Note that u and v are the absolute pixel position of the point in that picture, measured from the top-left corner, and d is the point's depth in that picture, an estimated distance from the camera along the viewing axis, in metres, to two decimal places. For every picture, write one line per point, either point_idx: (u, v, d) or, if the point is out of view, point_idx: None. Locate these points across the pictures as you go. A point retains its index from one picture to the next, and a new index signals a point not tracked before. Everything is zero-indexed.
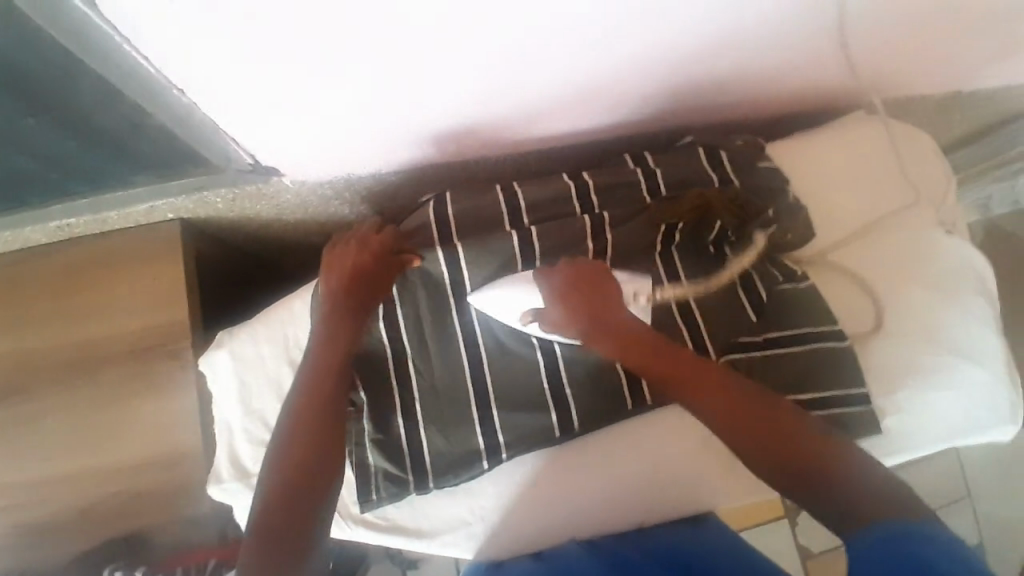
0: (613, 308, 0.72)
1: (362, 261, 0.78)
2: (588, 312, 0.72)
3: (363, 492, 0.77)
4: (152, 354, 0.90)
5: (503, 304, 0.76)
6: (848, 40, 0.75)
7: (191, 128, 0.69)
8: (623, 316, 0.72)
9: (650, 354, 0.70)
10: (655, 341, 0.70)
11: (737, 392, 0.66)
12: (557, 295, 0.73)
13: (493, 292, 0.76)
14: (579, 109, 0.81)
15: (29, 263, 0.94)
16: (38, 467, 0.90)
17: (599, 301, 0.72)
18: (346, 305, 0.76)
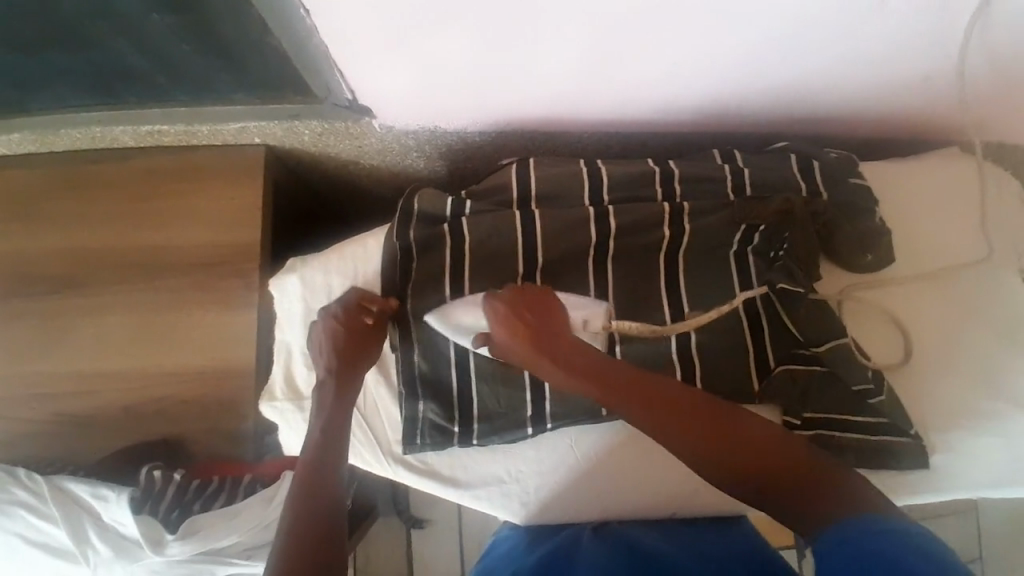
0: (557, 333, 0.71)
1: (342, 332, 0.75)
2: (538, 342, 0.70)
3: (410, 433, 0.79)
4: (220, 270, 0.93)
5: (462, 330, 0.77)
6: (967, 70, 0.73)
7: (305, 53, 0.71)
8: (567, 340, 0.71)
9: (600, 374, 0.68)
10: (604, 363, 0.69)
11: (678, 404, 0.65)
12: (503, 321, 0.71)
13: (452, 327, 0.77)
14: (679, 96, 0.80)
15: (115, 164, 0.97)
16: (98, 359, 0.94)
17: (544, 325, 0.71)
18: (340, 362, 0.74)
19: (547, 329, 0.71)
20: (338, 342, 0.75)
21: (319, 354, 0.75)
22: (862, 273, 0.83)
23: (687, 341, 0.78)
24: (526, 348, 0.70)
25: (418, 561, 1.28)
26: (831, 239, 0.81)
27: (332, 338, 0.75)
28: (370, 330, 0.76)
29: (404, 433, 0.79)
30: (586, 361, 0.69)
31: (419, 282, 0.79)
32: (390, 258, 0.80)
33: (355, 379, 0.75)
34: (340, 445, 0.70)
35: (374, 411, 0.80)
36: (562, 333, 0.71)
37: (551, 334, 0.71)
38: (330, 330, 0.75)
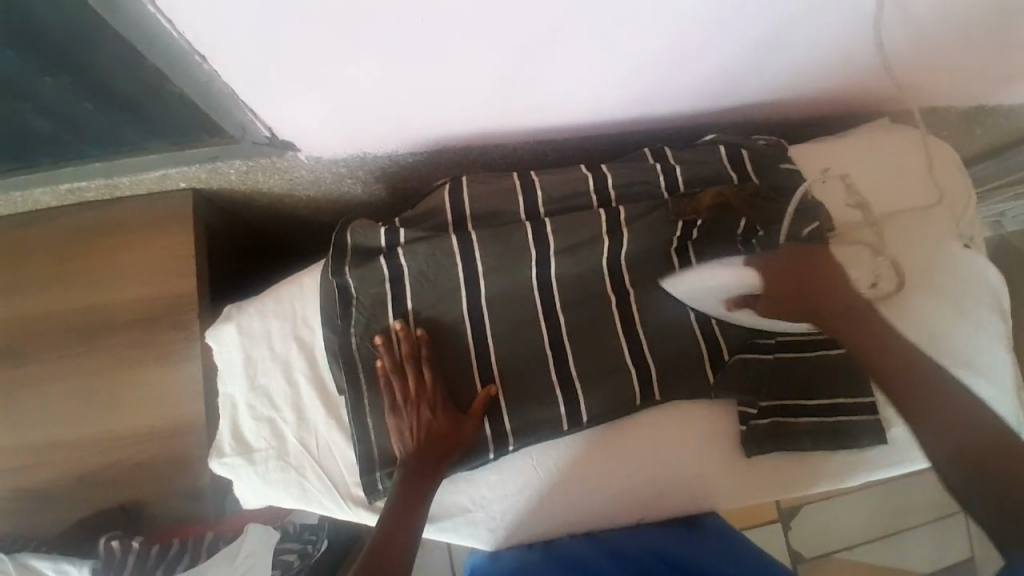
0: (835, 280, 0.74)
1: (423, 416, 0.74)
2: (803, 280, 0.74)
3: (738, 299, 0.76)
4: (158, 324, 0.90)
5: (703, 291, 0.77)
6: (878, 43, 0.74)
7: (211, 98, 0.69)
8: (848, 291, 0.74)
9: (820, 299, 0.73)
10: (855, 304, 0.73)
11: (890, 341, 0.71)
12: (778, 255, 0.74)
13: (694, 283, 0.77)
14: (603, 97, 0.79)
15: (37, 228, 0.93)
16: (39, 430, 0.90)
17: (819, 272, 0.74)
18: (428, 454, 0.73)
19: (814, 283, 0.74)
20: (428, 426, 0.73)
21: (400, 439, 0.74)
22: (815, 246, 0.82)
23: (638, 345, 0.79)
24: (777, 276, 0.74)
25: None
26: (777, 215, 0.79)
27: (416, 424, 0.74)
28: (449, 429, 0.74)
29: (731, 298, 0.76)
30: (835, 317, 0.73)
31: (364, 319, 0.78)
32: (328, 295, 0.79)
33: (434, 472, 0.73)
34: (416, 531, 0.71)
35: (694, 287, 0.77)
36: (851, 290, 0.74)
37: (820, 287, 0.74)
38: (416, 413, 0.74)
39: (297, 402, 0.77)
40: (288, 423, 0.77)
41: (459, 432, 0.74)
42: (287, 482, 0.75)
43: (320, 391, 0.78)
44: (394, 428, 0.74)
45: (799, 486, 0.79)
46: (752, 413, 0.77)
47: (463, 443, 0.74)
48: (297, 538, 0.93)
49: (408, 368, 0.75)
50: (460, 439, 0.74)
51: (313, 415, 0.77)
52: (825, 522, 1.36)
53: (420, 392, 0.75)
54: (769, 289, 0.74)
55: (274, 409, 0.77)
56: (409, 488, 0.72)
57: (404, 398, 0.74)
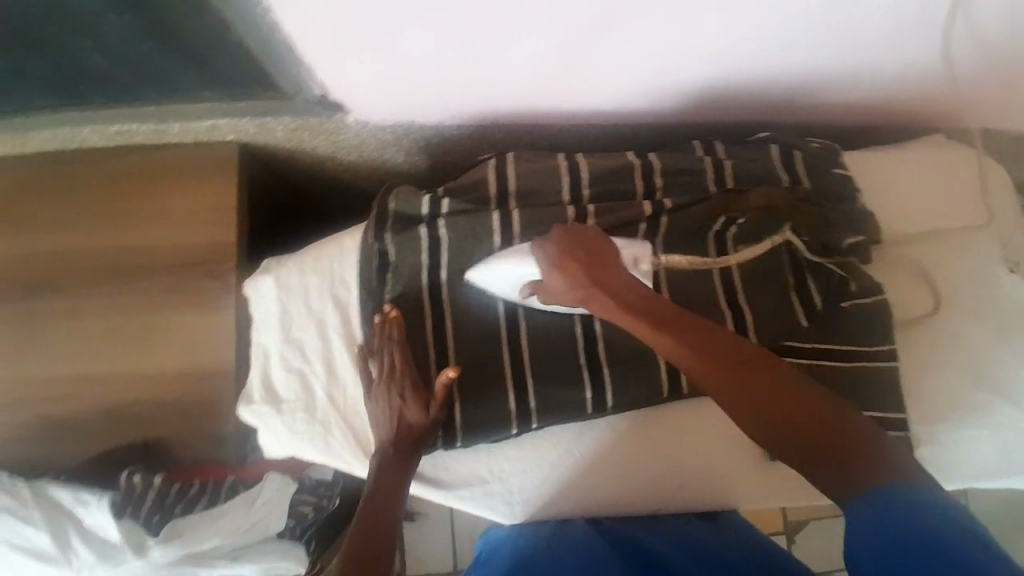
0: (616, 274, 0.67)
1: (397, 402, 0.74)
2: (592, 282, 0.67)
3: (529, 285, 0.74)
4: (197, 271, 0.91)
5: (501, 280, 0.76)
6: (945, 57, 0.72)
7: (272, 50, 0.69)
8: (633, 286, 0.67)
9: (608, 284, 0.67)
10: (646, 297, 0.66)
11: (700, 339, 0.64)
12: (557, 255, 0.68)
13: (490, 271, 0.76)
14: (658, 86, 0.78)
15: (86, 164, 0.95)
16: (74, 362, 0.92)
17: (602, 268, 0.68)
18: (402, 440, 0.74)
19: (598, 267, 0.68)
20: (404, 413, 0.74)
21: (380, 421, 0.75)
22: (860, 258, 0.79)
23: None
24: (564, 282, 0.68)
25: (411, 559, 1.28)
26: (823, 220, 0.78)
27: (395, 408, 0.74)
28: (423, 414, 0.74)
29: (523, 284, 0.75)
30: (632, 302, 0.66)
31: (399, 284, 0.79)
32: (367, 258, 0.79)
33: (409, 461, 0.74)
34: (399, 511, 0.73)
35: (493, 278, 0.76)
36: (636, 284, 0.67)
37: (606, 270, 0.68)
38: (388, 401, 0.74)
39: (327, 359, 0.78)
40: (318, 378, 0.78)
41: (431, 416, 0.75)
42: (311, 436, 0.77)
43: (350, 350, 0.78)
44: (371, 413, 0.75)
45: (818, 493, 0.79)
46: None
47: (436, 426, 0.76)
48: (314, 492, 0.95)
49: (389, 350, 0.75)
50: (432, 423, 0.75)
51: (343, 373, 0.78)
52: (830, 538, 1.36)
53: (399, 375, 0.75)
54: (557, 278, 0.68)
55: (305, 363, 0.78)
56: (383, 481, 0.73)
57: (385, 381, 0.74)
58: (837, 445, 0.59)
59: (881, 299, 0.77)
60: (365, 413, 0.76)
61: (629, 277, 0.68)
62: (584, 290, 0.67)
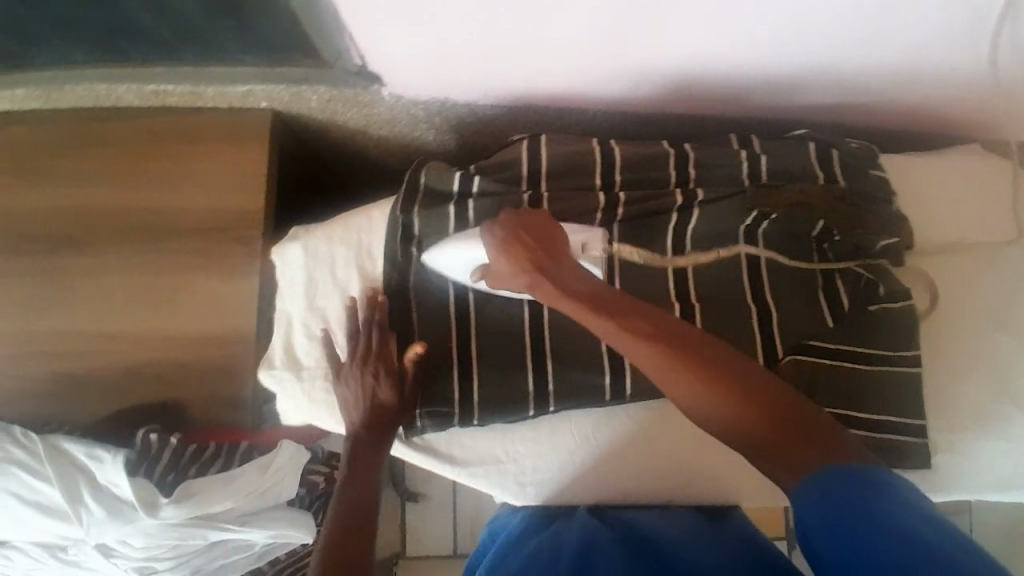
0: (560, 268, 0.66)
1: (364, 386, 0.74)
2: (539, 267, 0.66)
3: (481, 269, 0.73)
4: (223, 235, 0.92)
5: (453, 263, 0.75)
6: (996, 63, 0.71)
7: (316, 14, 0.69)
8: (581, 275, 0.66)
9: (553, 271, 0.66)
10: (595, 285, 0.65)
11: (647, 326, 0.60)
12: (504, 242, 0.68)
13: (445, 253, 0.75)
14: (698, 76, 0.77)
15: (120, 123, 0.95)
16: (97, 318, 0.93)
17: (551, 255, 0.67)
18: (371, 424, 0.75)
19: (547, 256, 0.67)
20: (376, 395, 0.75)
21: (351, 407, 0.75)
22: (892, 260, 0.78)
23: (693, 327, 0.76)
24: (513, 270, 0.68)
25: (413, 538, 1.29)
26: (857, 220, 0.77)
27: (368, 392, 0.75)
28: (393, 396, 0.75)
29: (476, 266, 0.73)
30: (580, 292, 0.64)
31: (425, 262, 0.79)
32: (394, 232, 0.79)
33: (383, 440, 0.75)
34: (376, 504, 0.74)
35: (446, 257, 0.75)
36: (584, 275, 0.66)
37: (551, 258, 0.67)
38: (361, 383, 0.75)
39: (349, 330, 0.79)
40: (339, 347, 0.78)
41: (404, 396, 0.76)
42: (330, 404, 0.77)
43: None
44: (341, 399, 0.76)
45: None
46: None
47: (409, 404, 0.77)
48: (324, 462, 0.95)
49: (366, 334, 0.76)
50: (405, 402, 0.76)
51: None
52: None
53: (373, 357, 0.75)
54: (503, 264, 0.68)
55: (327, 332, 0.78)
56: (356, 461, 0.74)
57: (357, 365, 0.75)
58: (801, 436, 0.54)
59: (909, 304, 0.76)
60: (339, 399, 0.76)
61: (576, 273, 0.66)
62: (531, 276, 0.66)
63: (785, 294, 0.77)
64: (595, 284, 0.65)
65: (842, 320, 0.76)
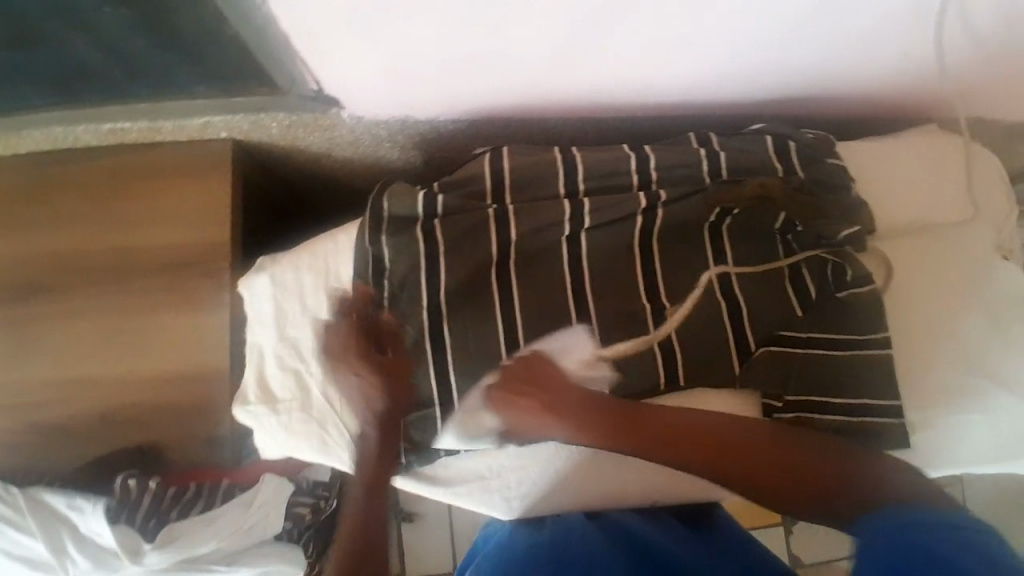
0: (560, 393, 0.70)
1: (364, 379, 0.71)
2: (544, 402, 0.69)
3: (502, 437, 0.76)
4: (188, 272, 0.90)
5: (470, 439, 0.77)
6: (941, 46, 0.72)
7: (266, 44, 0.68)
8: (583, 397, 0.70)
9: (559, 398, 0.69)
10: (599, 407, 0.69)
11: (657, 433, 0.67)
12: (500, 390, 0.70)
13: (457, 436, 0.76)
14: (653, 78, 0.78)
15: (78, 165, 0.94)
16: (67, 366, 0.91)
17: (549, 387, 0.70)
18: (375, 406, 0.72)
19: (546, 388, 0.70)
20: (371, 389, 0.71)
21: (355, 397, 0.72)
22: (856, 244, 0.78)
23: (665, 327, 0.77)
24: (523, 411, 0.70)
25: (411, 559, 1.27)
26: (817, 209, 0.78)
27: (367, 384, 0.71)
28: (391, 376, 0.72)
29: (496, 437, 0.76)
30: (586, 412, 0.69)
31: (396, 286, 0.78)
32: (362, 256, 0.78)
33: (393, 431, 0.72)
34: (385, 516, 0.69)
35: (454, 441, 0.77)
36: (582, 392, 0.71)
37: (551, 389, 0.70)
38: (355, 385, 0.71)
39: None
40: (313, 376, 0.77)
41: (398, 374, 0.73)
42: (307, 434, 0.76)
43: None
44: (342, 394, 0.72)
45: None
46: (777, 406, 0.76)
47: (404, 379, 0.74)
48: (309, 493, 0.92)
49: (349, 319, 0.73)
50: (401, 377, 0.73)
51: None
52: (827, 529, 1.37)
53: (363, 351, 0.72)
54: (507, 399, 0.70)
55: (300, 362, 0.77)
56: (375, 474, 0.70)
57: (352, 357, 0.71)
58: (833, 482, 0.59)
59: (874, 287, 0.77)
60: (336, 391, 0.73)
61: (574, 393, 0.70)
62: (539, 411, 0.69)
63: (754, 287, 0.77)
64: (596, 403, 0.70)
65: (811, 308, 0.77)
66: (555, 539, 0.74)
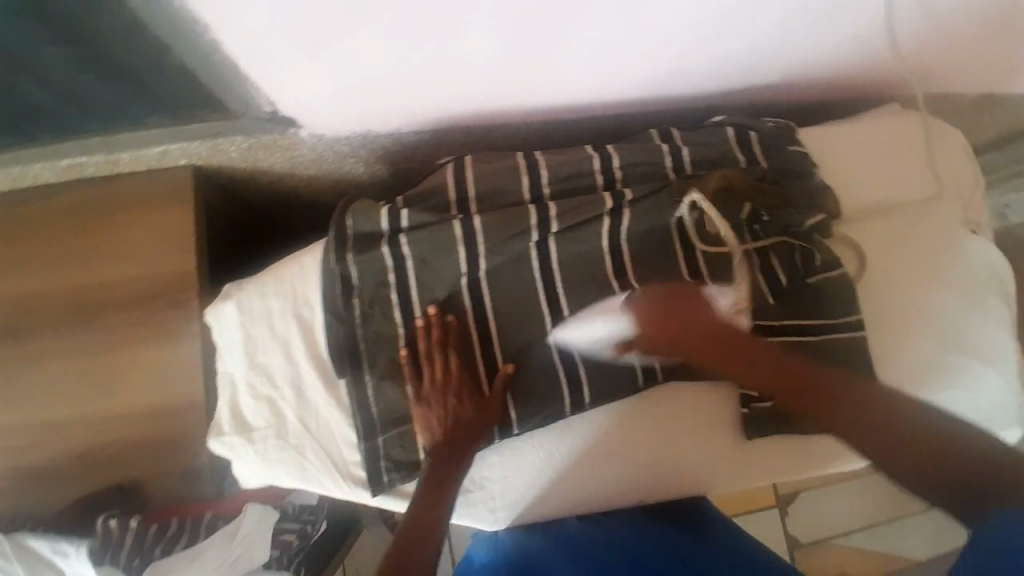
0: (696, 319, 0.72)
1: (450, 404, 0.73)
2: (676, 326, 0.71)
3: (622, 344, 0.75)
4: (157, 302, 0.89)
5: (592, 342, 0.77)
6: (893, 27, 0.72)
7: (215, 71, 0.67)
8: (717, 325, 0.72)
9: (690, 327, 0.71)
10: (730, 335, 0.72)
11: (781, 369, 0.69)
12: (640, 306, 0.73)
13: (575, 334, 0.77)
14: (611, 78, 0.78)
15: (34, 203, 0.92)
16: (35, 410, 0.89)
17: (686, 317, 0.72)
18: (458, 433, 0.73)
19: (683, 315, 0.72)
20: (450, 414, 0.73)
21: (428, 419, 0.73)
22: (823, 230, 0.79)
23: None
24: (655, 332, 0.72)
25: None
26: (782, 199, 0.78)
27: (450, 408, 0.73)
28: (475, 413, 0.74)
29: (617, 342, 0.75)
30: (714, 344, 0.71)
31: (363, 308, 0.76)
32: (328, 277, 0.77)
33: (464, 453, 0.73)
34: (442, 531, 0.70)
35: (577, 340, 0.77)
36: (718, 319, 0.72)
37: (689, 317, 0.72)
38: (439, 409, 0.73)
39: (296, 381, 0.77)
40: (287, 402, 0.76)
41: (484, 413, 0.74)
42: (285, 461, 0.75)
43: (319, 372, 0.77)
44: (422, 413, 0.74)
45: (805, 470, 0.79)
46: (754, 397, 0.76)
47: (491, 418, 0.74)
48: (295, 518, 0.93)
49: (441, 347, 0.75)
50: (484, 414, 0.74)
51: (312, 394, 0.76)
52: (822, 508, 1.37)
53: (452, 378, 0.74)
54: (643, 324, 0.73)
55: (273, 389, 0.76)
56: (435, 476, 0.72)
57: (439, 383, 0.74)
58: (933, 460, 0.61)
59: (842, 271, 0.78)
60: (423, 408, 0.74)
61: (711, 320, 0.72)
62: (668, 336, 0.72)
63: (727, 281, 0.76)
64: (728, 332, 0.72)
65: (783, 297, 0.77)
66: (554, 545, 0.80)
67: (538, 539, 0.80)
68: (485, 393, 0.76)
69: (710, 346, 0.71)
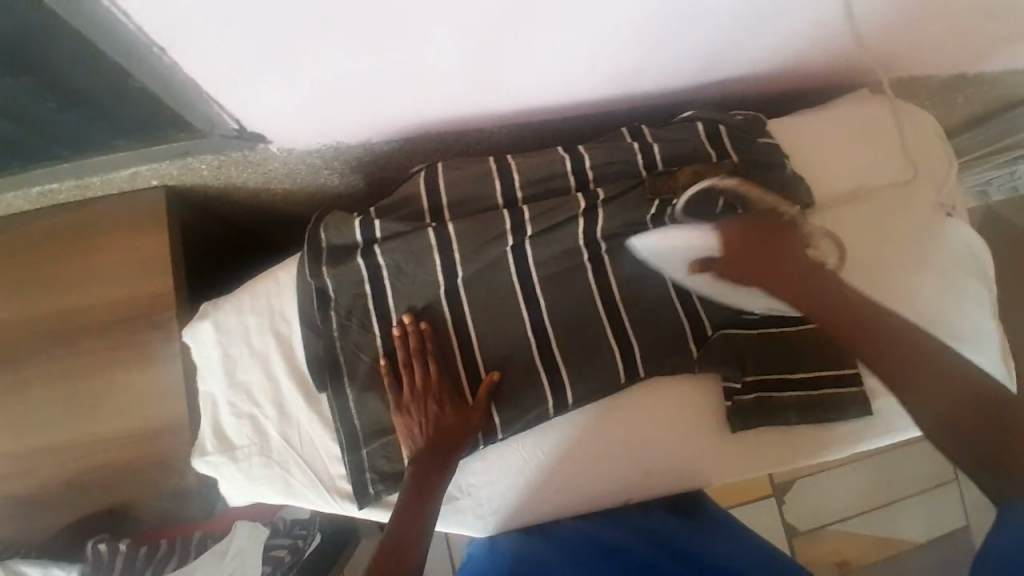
0: (789, 258, 0.72)
1: (433, 411, 0.73)
2: (762, 262, 0.72)
3: (700, 262, 0.75)
4: (136, 325, 0.89)
5: (670, 255, 0.76)
6: (854, 15, 0.72)
7: (175, 91, 0.67)
8: (809, 269, 0.71)
9: (773, 266, 0.72)
10: (819, 280, 0.71)
11: (862, 323, 0.68)
12: (732, 236, 0.72)
13: (657, 245, 0.76)
14: (578, 78, 0.78)
15: (7, 231, 0.91)
16: (16, 439, 0.88)
17: (778, 255, 0.72)
18: (441, 440, 0.73)
19: (777, 253, 0.72)
20: (433, 422, 0.73)
21: (411, 427, 0.73)
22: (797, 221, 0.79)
23: (619, 322, 0.78)
24: (741, 261, 0.72)
25: None
26: None
27: (432, 414, 0.73)
28: (457, 421, 0.73)
29: (694, 259, 0.75)
30: (799, 287, 0.71)
31: (341, 320, 0.77)
32: (305, 291, 0.77)
33: (446, 462, 0.73)
34: (424, 537, 0.70)
35: (656, 247, 0.76)
36: (812, 264, 0.72)
37: (779, 256, 0.72)
38: (421, 417, 0.73)
39: (277, 398, 0.77)
40: (269, 419, 0.76)
41: (467, 421, 0.74)
42: (269, 478, 0.75)
43: (299, 387, 0.77)
44: (404, 421, 0.74)
45: (792, 460, 0.79)
46: (736, 389, 0.77)
47: (474, 425, 0.74)
48: (287, 534, 0.93)
49: (421, 355, 0.75)
50: (468, 421, 0.74)
51: (294, 410, 0.76)
52: (817, 495, 1.38)
53: (433, 386, 0.74)
54: (729, 254, 0.73)
55: (255, 407, 0.76)
56: (418, 486, 0.71)
57: (420, 391, 0.74)
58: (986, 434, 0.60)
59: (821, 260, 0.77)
60: (406, 416, 0.74)
61: (803, 263, 0.72)
62: (753, 268, 0.72)
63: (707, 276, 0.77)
64: (819, 278, 0.71)
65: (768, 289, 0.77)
66: (550, 549, 0.80)
67: (534, 541, 0.80)
68: (468, 401, 0.76)
69: (795, 286, 0.71)
